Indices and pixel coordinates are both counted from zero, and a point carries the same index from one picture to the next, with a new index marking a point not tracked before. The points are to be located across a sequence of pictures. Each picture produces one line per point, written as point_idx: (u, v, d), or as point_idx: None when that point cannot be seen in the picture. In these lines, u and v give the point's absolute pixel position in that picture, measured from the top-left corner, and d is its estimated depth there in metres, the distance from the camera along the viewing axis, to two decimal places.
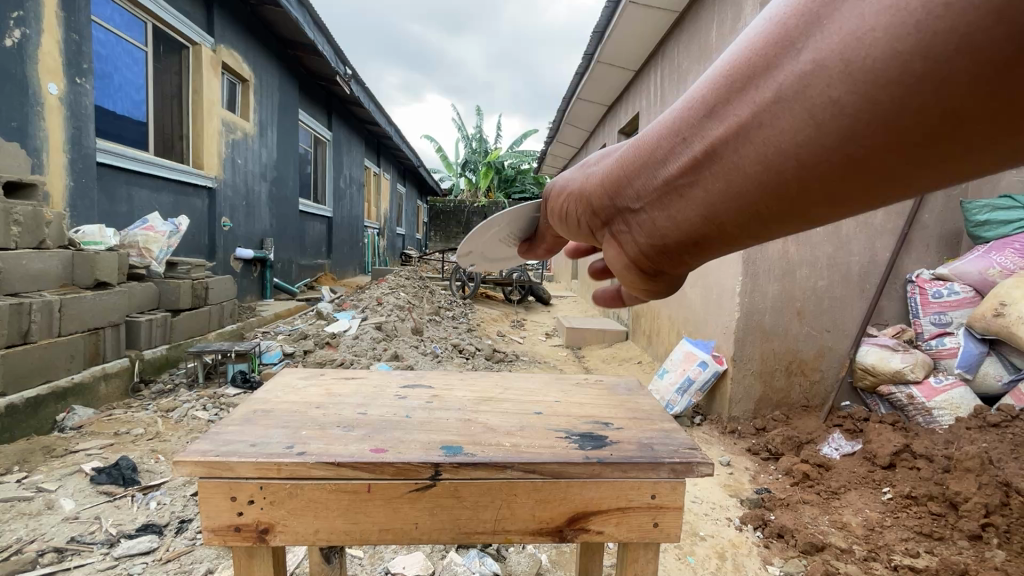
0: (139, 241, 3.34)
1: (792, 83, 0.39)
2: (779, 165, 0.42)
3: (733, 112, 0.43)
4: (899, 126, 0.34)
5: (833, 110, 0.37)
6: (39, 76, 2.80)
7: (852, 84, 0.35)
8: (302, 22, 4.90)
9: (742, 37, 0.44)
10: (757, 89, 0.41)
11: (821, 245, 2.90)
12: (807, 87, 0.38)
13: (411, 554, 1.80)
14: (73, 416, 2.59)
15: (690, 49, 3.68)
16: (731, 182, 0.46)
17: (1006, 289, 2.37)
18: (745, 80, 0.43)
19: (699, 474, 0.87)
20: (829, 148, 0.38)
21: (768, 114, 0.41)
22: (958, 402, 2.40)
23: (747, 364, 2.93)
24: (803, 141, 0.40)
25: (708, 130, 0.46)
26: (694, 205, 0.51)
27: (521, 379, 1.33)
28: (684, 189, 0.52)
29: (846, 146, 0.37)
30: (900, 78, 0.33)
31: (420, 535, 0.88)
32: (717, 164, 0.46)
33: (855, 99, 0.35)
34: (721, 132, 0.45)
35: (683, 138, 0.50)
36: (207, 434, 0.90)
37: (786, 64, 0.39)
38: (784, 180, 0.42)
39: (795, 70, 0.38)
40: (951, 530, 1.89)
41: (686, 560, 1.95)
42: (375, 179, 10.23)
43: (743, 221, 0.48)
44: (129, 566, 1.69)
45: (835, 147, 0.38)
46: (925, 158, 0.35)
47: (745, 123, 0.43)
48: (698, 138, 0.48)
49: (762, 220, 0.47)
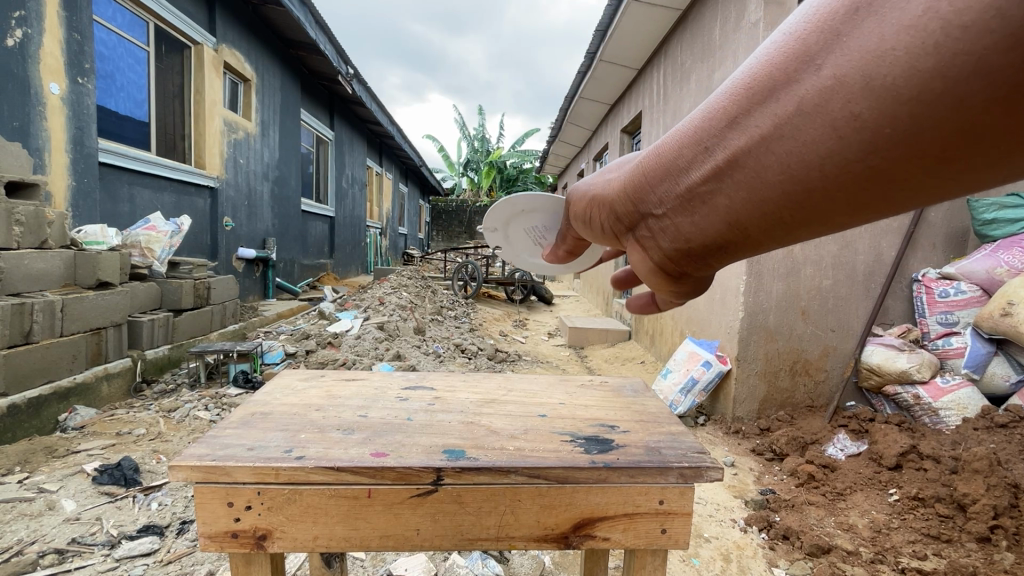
0: (142, 241, 3.32)
1: (811, 97, 0.37)
2: (800, 178, 0.40)
3: (753, 125, 0.41)
4: (921, 142, 0.32)
5: (854, 126, 0.35)
6: (41, 76, 2.79)
7: (880, 92, 0.33)
8: (304, 22, 4.88)
9: (761, 49, 0.42)
10: (775, 102, 0.39)
11: (826, 244, 2.87)
12: (827, 100, 0.36)
13: (414, 556, 1.78)
14: (75, 416, 2.58)
15: (693, 47, 3.66)
16: (754, 191, 0.43)
17: (1014, 289, 2.34)
18: (763, 93, 0.40)
19: (708, 478, 0.85)
20: (852, 163, 0.36)
21: (788, 127, 0.39)
22: (966, 402, 2.37)
23: (751, 364, 2.90)
24: (823, 155, 0.37)
25: (727, 141, 0.44)
26: (709, 217, 0.49)
27: (524, 380, 1.31)
28: (698, 202, 0.49)
29: (868, 162, 0.35)
30: (930, 92, 0.31)
31: (421, 541, 0.86)
32: (733, 177, 0.44)
33: (882, 112, 0.33)
34: (744, 140, 0.42)
35: (699, 150, 0.47)
36: (203, 437, 0.88)
37: (804, 77, 0.37)
38: (808, 191, 0.40)
39: (814, 83, 0.36)
40: (959, 532, 1.86)
41: (690, 562, 1.93)
42: (377, 179, 10.22)
43: (764, 233, 0.46)
44: (129, 568, 1.67)
45: (857, 162, 0.36)
46: (957, 169, 0.33)
47: (764, 135, 0.40)
48: (715, 151, 0.45)
49: (782, 232, 0.45)
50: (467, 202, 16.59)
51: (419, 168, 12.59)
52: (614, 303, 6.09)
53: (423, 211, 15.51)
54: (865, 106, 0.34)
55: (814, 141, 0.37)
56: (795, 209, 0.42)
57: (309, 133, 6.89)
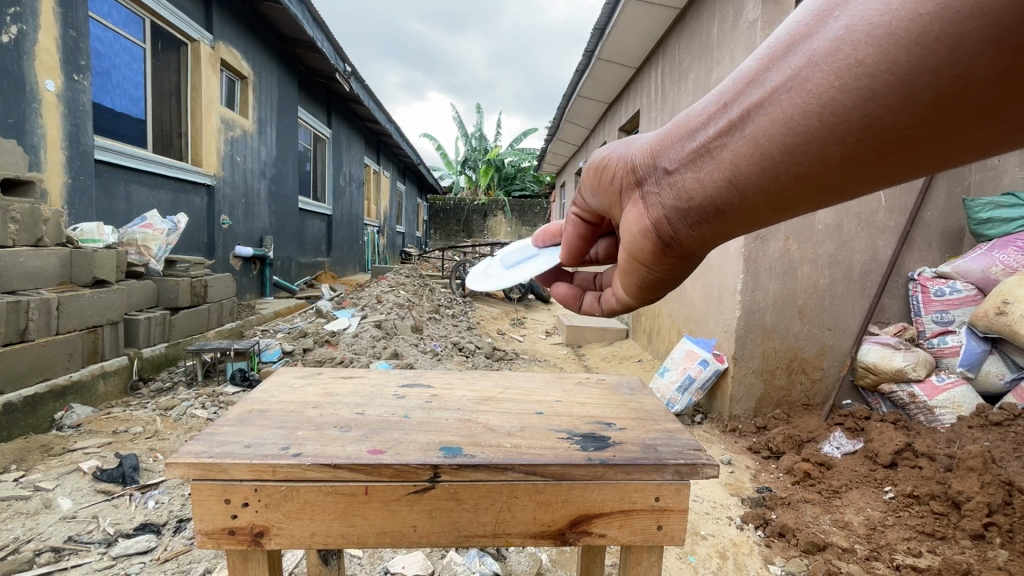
0: (138, 239, 3.31)
1: (826, 51, 0.51)
2: (810, 122, 0.54)
3: (775, 81, 0.56)
4: (912, 90, 0.47)
5: (858, 70, 0.49)
6: (36, 73, 2.77)
7: (875, 46, 0.47)
8: (301, 19, 4.86)
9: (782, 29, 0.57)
10: (795, 59, 0.54)
11: (823, 243, 2.87)
12: (838, 51, 0.50)
13: (411, 554, 1.79)
14: (72, 414, 2.58)
15: (691, 45, 3.66)
16: (768, 138, 0.58)
17: (1010, 288, 2.35)
18: (786, 52, 0.55)
19: (704, 475, 0.86)
20: (851, 107, 0.51)
21: (803, 78, 0.54)
22: (961, 401, 2.38)
23: (748, 362, 2.91)
24: (829, 101, 0.52)
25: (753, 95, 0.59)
26: (730, 160, 0.63)
27: (521, 378, 1.31)
28: (722, 147, 0.64)
29: (866, 105, 0.50)
30: (920, 45, 0.45)
31: (418, 538, 0.86)
32: (758, 121, 0.59)
33: (882, 60, 0.47)
34: (767, 93, 0.57)
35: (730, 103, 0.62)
36: (201, 434, 0.88)
37: (819, 36, 0.52)
38: (815, 137, 0.54)
39: (828, 40, 0.51)
40: (953, 529, 1.87)
41: (687, 560, 1.94)
42: (374, 178, 10.20)
43: (771, 173, 0.60)
44: (127, 566, 1.67)
45: (857, 105, 0.50)
46: (936, 117, 0.48)
47: (785, 86, 0.55)
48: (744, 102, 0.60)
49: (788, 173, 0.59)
50: (465, 200, 16.57)
51: (416, 167, 12.54)
52: None
53: (420, 210, 15.48)
54: (859, 59, 0.49)
55: (815, 92, 0.53)
56: (797, 155, 0.57)
57: (306, 131, 6.88)
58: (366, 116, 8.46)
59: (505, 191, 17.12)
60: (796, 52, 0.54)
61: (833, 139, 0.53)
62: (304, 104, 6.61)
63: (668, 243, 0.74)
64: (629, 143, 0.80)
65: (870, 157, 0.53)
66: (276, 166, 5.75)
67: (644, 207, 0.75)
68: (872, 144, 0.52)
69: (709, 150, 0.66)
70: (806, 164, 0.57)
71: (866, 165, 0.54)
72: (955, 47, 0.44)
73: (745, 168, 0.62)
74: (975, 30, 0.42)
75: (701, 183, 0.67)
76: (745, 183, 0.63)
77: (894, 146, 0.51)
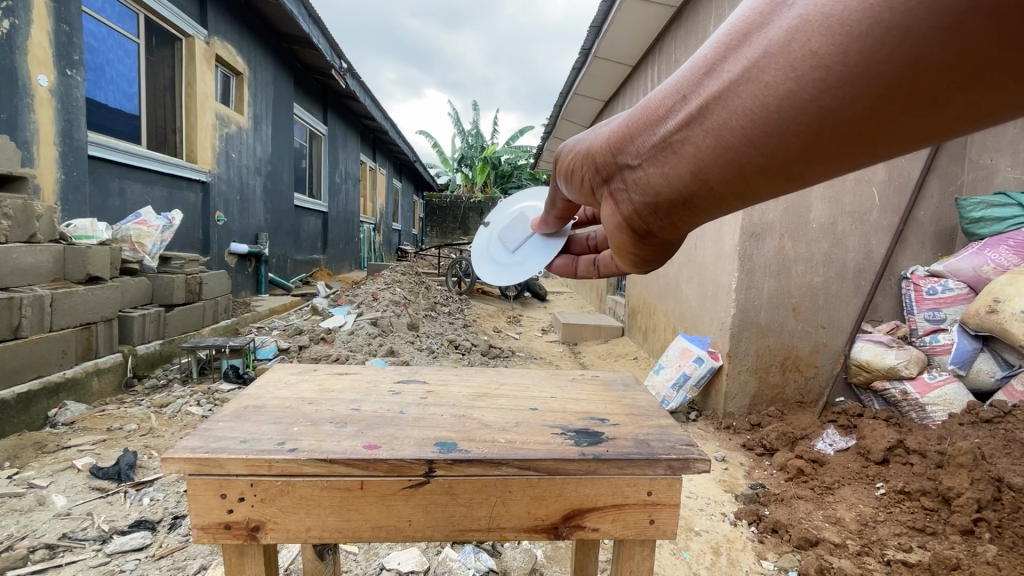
0: (132, 235, 3.27)
1: (781, 38, 0.42)
2: (763, 117, 0.46)
3: (728, 70, 0.47)
4: (875, 84, 0.39)
5: (812, 60, 0.41)
6: (28, 68, 2.75)
7: (829, 35, 0.39)
8: (297, 15, 4.84)
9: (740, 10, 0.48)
10: (750, 45, 0.45)
11: (817, 241, 2.89)
12: (791, 41, 0.42)
13: (406, 550, 1.80)
14: (65, 411, 2.57)
15: (687, 44, 3.67)
16: (721, 137, 0.50)
17: (999, 288, 2.39)
18: (742, 36, 0.46)
19: (696, 470, 0.87)
20: (807, 101, 0.43)
21: (758, 67, 0.45)
22: (952, 398, 2.40)
23: (742, 360, 2.93)
24: (784, 93, 0.43)
25: (706, 86, 0.50)
26: (686, 160, 0.54)
27: (517, 375, 1.32)
28: (678, 145, 0.55)
29: (822, 97, 0.42)
30: (876, 28, 0.37)
31: (413, 533, 0.87)
32: (710, 117, 0.50)
33: (835, 48, 0.39)
34: (719, 85, 0.49)
35: (682, 96, 0.53)
36: (197, 429, 0.89)
37: (776, 21, 0.43)
38: (768, 133, 0.46)
39: (784, 25, 0.42)
40: (944, 524, 1.89)
41: (680, 555, 1.96)
42: (371, 175, 10.17)
43: (730, 175, 0.52)
44: (121, 563, 1.67)
45: (813, 98, 0.42)
46: (902, 111, 0.39)
47: (739, 77, 0.46)
48: (696, 95, 0.51)
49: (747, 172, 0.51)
50: (461, 198, 16.54)
51: (413, 164, 12.52)
52: (607, 299, 6.11)
53: (417, 207, 15.45)
54: (813, 47, 0.41)
55: (771, 85, 0.44)
56: (759, 150, 0.48)
57: (302, 128, 6.85)
58: (362, 113, 8.42)
59: (502, 188, 17.12)
60: (750, 39, 0.45)
61: (789, 134, 0.45)
62: (299, 101, 6.57)
63: (643, 235, 0.66)
64: (595, 132, 0.71)
65: (833, 149, 0.45)
66: (271, 162, 5.73)
67: (614, 203, 0.67)
68: (829, 137, 0.44)
69: (665, 146, 0.57)
70: (766, 161, 0.49)
71: (847, 146, 0.44)
72: (906, 35, 0.36)
73: (707, 156, 0.52)
74: (924, 17, 0.34)
75: (661, 184, 0.59)
76: (705, 183, 0.54)
77: (859, 142, 0.43)
